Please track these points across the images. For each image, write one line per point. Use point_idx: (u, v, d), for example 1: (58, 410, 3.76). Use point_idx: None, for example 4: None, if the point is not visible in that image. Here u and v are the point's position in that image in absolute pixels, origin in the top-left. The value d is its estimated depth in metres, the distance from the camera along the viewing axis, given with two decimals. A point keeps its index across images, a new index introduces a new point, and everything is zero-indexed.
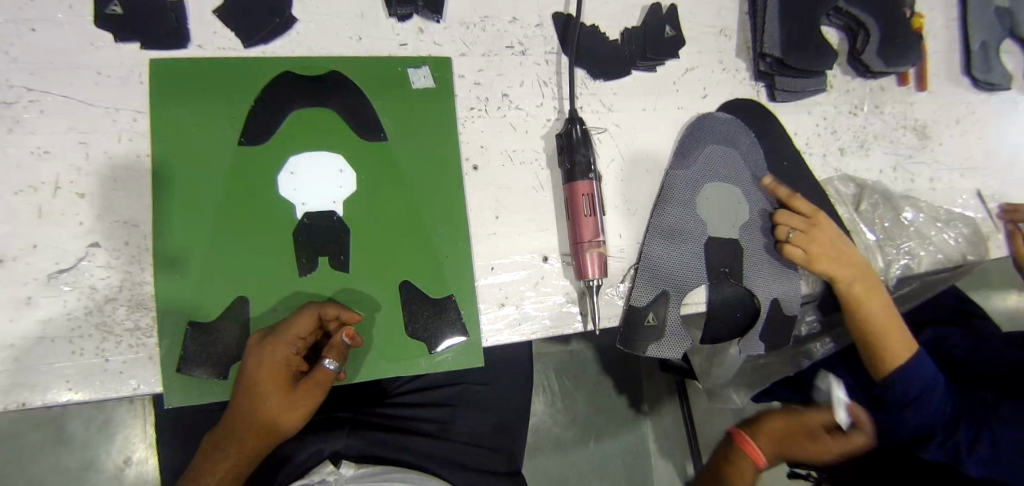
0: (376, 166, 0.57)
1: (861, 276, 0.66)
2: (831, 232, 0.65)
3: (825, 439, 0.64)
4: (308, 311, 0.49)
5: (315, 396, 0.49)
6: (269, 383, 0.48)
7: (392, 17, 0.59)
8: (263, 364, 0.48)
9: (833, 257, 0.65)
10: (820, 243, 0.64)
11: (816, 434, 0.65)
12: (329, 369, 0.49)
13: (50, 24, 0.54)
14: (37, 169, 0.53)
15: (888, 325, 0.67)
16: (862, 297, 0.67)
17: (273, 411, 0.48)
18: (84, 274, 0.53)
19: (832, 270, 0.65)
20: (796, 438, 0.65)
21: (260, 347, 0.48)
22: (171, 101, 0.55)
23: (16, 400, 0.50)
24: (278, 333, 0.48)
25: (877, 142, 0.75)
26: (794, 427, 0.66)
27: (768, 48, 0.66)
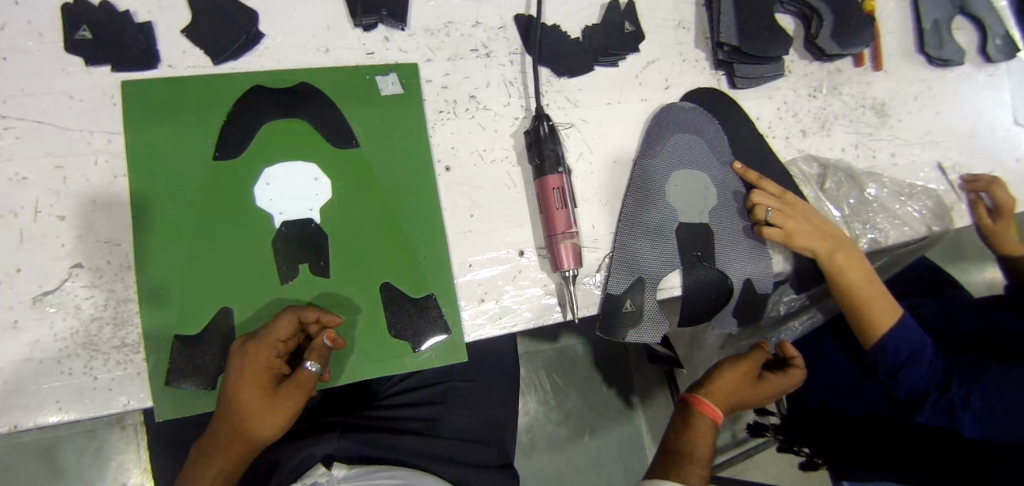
0: (350, 172, 0.58)
1: (838, 246, 0.69)
2: (802, 208, 0.68)
3: (772, 390, 0.69)
4: (289, 315, 0.51)
5: (297, 399, 0.50)
6: (251, 387, 0.49)
7: (357, 27, 0.61)
8: (245, 368, 0.49)
9: (809, 232, 0.67)
10: (794, 217, 0.67)
11: (765, 386, 0.69)
12: (310, 371, 0.50)
13: (21, 52, 0.56)
14: (16, 194, 0.54)
15: (871, 291, 0.69)
16: (844, 266, 0.68)
17: (255, 413, 0.49)
18: (68, 294, 0.54)
19: (809, 244, 0.67)
20: (751, 394, 0.67)
21: (241, 352, 0.49)
22: (144, 121, 0.56)
23: (7, 423, 0.50)
24: (259, 338, 0.50)
25: (838, 122, 0.77)
26: (744, 378, 0.68)
27: (725, 37, 0.69)
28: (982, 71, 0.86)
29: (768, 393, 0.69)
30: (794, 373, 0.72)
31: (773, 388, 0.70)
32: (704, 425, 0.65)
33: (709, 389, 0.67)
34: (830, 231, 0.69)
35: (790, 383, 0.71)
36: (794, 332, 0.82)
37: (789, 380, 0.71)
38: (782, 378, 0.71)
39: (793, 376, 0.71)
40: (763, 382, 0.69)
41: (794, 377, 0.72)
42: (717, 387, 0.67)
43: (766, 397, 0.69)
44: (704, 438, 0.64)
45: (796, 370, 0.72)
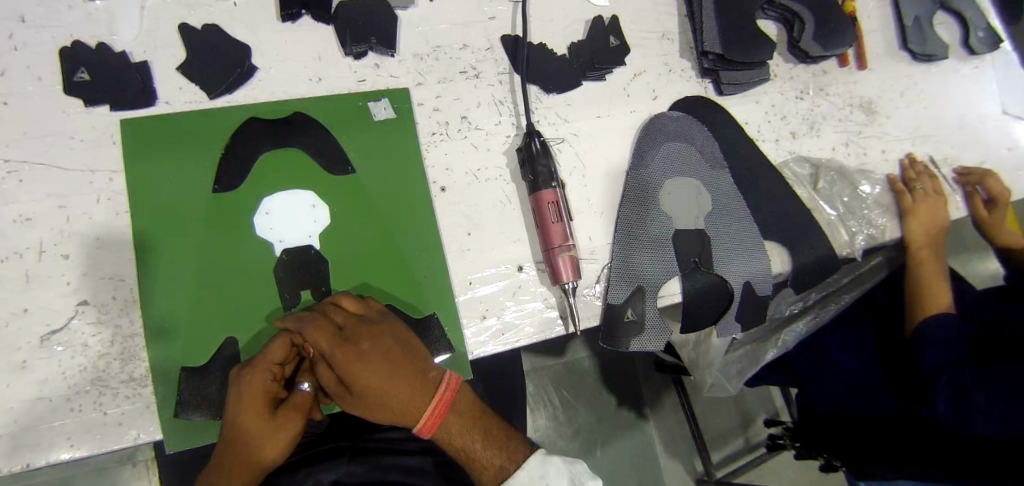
0: (348, 197, 0.59)
1: (935, 246, 0.78)
2: (936, 205, 0.77)
3: (357, 359, 0.49)
4: (283, 339, 0.51)
5: (297, 421, 0.50)
6: (251, 413, 0.49)
7: (348, 56, 0.63)
8: (243, 394, 0.49)
9: (927, 221, 0.77)
10: (924, 205, 0.77)
11: (356, 375, 0.49)
12: (307, 391, 0.52)
13: (22, 96, 0.58)
14: (21, 236, 0.55)
15: (934, 287, 0.78)
16: (922, 258, 0.78)
17: (257, 438, 0.49)
18: (75, 332, 0.54)
19: (917, 229, 0.77)
20: (379, 391, 0.49)
21: (238, 378, 0.50)
22: (143, 158, 0.57)
23: (18, 462, 0.51)
24: (254, 364, 0.50)
25: (826, 122, 0.78)
26: (376, 368, 0.49)
27: (709, 46, 0.70)
28: (967, 64, 0.87)
29: (378, 356, 0.50)
30: (322, 329, 0.50)
31: (354, 359, 0.49)
32: (451, 431, 0.51)
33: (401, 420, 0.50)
34: (943, 233, 0.78)
35: (361, 329, 0.51)
36: (797, 334, 0.80)
37: (360, 332, 0.50)
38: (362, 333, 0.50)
39: (315, 345, 0.49)
40: (350, 379, 0.49)
41: (340, 323, 0.51)
42: (392, 409, 0.49)
43: (382, 360, 0.50)
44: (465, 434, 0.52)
45: (317, 322, 0.50)
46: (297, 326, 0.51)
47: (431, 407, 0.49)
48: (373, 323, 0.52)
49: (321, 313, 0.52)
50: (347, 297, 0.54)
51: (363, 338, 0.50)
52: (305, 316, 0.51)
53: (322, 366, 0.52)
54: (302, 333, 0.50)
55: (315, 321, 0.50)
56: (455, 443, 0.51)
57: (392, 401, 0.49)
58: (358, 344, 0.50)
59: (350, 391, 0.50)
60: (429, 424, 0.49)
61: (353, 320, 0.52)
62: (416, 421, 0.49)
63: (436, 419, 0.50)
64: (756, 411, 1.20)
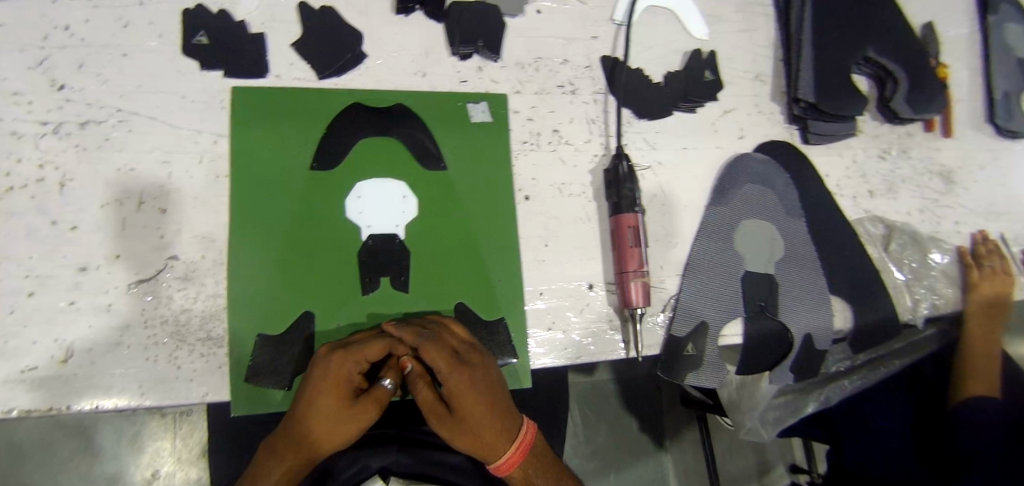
0: (436, 193, 0.61)
1: (990, 319, 0.76)
2: (1002, 286, 0.75)
3: (467, 385, 0.53)
4: (384, 341, 0.53)
5: (370, 414, 0.52)
6: (334, 399, 0.51)
7: (453, 56, 0.64)
8: (330, 378, 0.51)
9: (989, 302, 0.76)
10: (991, 284, 0.75)
11: (464, 400, 0.52)
12: (387, 387, 0.54)
13: (142, 51, 0.60)
14: (125, 185, 0.57)
15: (982, 369, 0.77)
16: (978, 339, 0.77)
17: (331, 421, 0.51)
18: (162, 284, 0.56)
19: (977, 308, 0.76)
20: (477, 421, 0.52)
21: (329, 362, 0.52)
22: (250, 127, 0.59)
23: (92, 401, 0.53)
24: (350, 351, 0.52)
25: (904, 185, 0.78)
26: (479, 401, 0.53)
27: (803, 94, 0.70)
28: None
29: (485, 388, 0.53)
30: (442, 351, 0.52)
31: (466, 385, 0.53)
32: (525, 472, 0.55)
33: (483, 451, 0.53)
34: (1005, 310, 0.75)
35: (473, 358, 0.54)
36: (841, 392, 0.80)
37: (473, 361, 0.54)
38: (473, 363, 0.54)
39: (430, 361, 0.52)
40: (456, 402, 0.53)
41: (455, 347, 0.54)
42: (481, 440, 0.53)
43: (487, 392, 0.53)
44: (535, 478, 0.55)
45: (438, 343, 0.53)
46: (418, 343, 0.53)
47: (515, 446, 0.54)
48: (481, 353, 0.55)
49: (438, 333, 0.54)
50: (456, 323, 0.57)
51: (474, 367, 0.54)
52: (427, 333, 0.54)
53: (422, 384, 0.54)
54: (420, 349, 0.52)
55: (436, 342, 0.53)
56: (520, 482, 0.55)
57: (483, 434, 0.53)
58: (471, 371, 0.53)
59: (450, 412, 0.53)
60: (510, 461, 0.53)
61: (466, 347, 0.55)
62: (498, 457, 0.53)
63: (516, 459, 0.54)
64: (775, 461, 1.12)
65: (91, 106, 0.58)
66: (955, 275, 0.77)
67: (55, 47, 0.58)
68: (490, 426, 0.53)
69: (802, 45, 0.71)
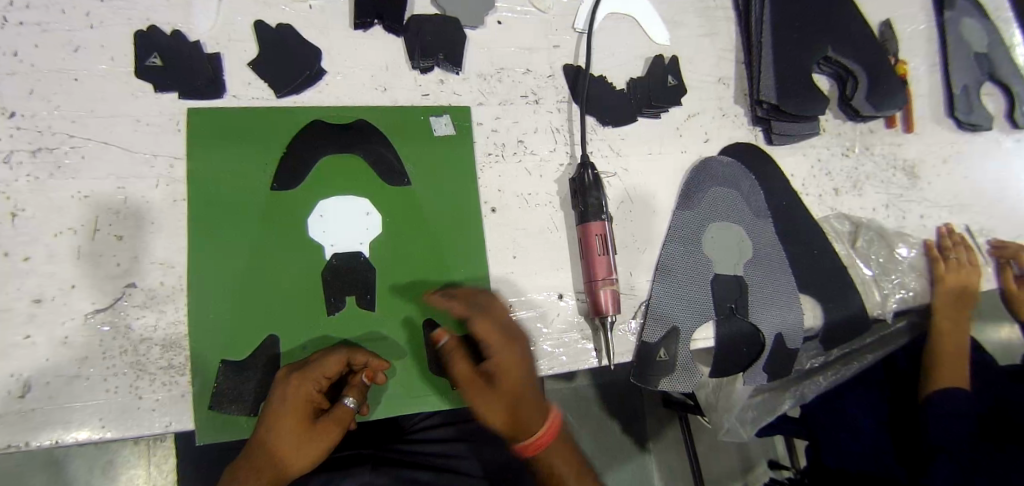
0: (401, 209, 0.60)
1: (957, 311, 0.77)
2: (966, 278, 0.76)
3: (514, 357, 0.53)
4: (337, 355, 0.53)
5: (333, 434, 0.52)
6: (293, 422, 0.51)
7: (415, 69, 0.64)
8: (288, 400, 0.51)
9: (954, 294, 0.77)
10: (954, 276, 0.77)
11: (506, 373, 0.53)
12: (348, 407, 0.52)
13: (94, 75, 0.58)
14: (79, 213, 0.56)
15: (952, 360, 0.78)
16: (944, 330, 0.78)
17: (292, 445, 0.51)
18: (119, 313, 0.55)
19: (943, 301, 0.77)
20: (518, 394, 0.53)
21: (287, 383, 0.51)
22: (206, 149, 0.58)
23: (49, 437, 0.51)
24: (307, 370, 0.52)
25: (869, 182, 0.79)
26: (520, 375, 0.53)
27: (765, 95, 0.71)
28: (1010, 137, 0.88)
29: (527, 362, 0.54)
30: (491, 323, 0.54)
31: (511, 357, 0.53)
32: (551, 458, 0.54)
33: (516, 428, 0.53)
34: (970, 301, 0.77)
35: (516, 334, 0.55)
36: (819, 387, 0.80)
37: (519, 336, 0.55)
38: (518, 338, 0.55)
39: (483, 329, 0.53)
40: (499, 375, 0.53)
41: (503, 321, 0.55)
42: (518, 415, 0.52)
43: (526, 367, 0.54)
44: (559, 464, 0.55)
45: (490, 314, 0.55)
46: (469, 313, 0.55)
47: (545, 427, 0.53)
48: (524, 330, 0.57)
49: (484, 307, 0.56)
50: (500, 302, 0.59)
51: (521, 342, 0.55)
52: (477, 307, 0.55)
53: (456, 356, 0.53)
54: (474, 317, 0.54)
55: (485, 314, 0.55)
56: (546, 468, 0.55)
57: (519, 408, 0.52)
58: (515, 346, 0.54)
59: (490, 387, 0.53)
60: (540, 442, 0.53)
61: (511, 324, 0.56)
62: (529, 436, 0.53)
63: (543, 440, 0.53)
64: (757, 457, 1.12)
65: (42, 133, 0.56)
66: (919, 270, 0.79)
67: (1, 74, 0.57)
68: (526, 401, 0.53)
69: (762, 48, 0.72)
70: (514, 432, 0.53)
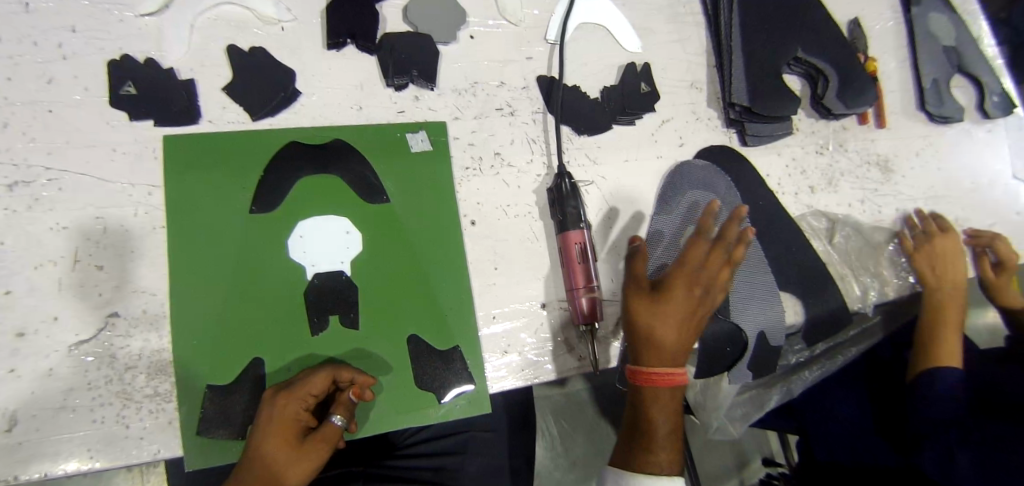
0: (381, 227, 0.61)
1: (946, 283, 0.77)
2: (951, 246, 0.78)
3: (692, 289, 0.57)
4: (323, 373, 0.53)
5: (321, 452, 0.52)
6: (281, 440, 0.51)
7: (389, 87, 0.64)
8: (276, 420, 0.51)
9: (941, 262, 0.77)
10: (935, 247, 0.77)
11: (673, 291, 0.57)
12: (335, 424, 0.53)
13: (68, 105, 0.59)
14: (59, 244, 0.56)
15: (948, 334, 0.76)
16: (942, 301, 0.77)
17: (279, 464, 0.50)
18: (103, 343, 0.55)
19: (927, 271, 0.77)
20: (670, 315, 0.56)
21: (273, 403, 0.51)
22: (184, 175, 0.59)
23: (38, 470, 0.51)
24: (293, 388, 0.52)
25: (844, 179, 0.80)
26: (686, 309, 0.57)
27: (737, 98, 0.72)
28: (981, 127, 0.90)
29: (698, 297, 0.57)
30: (697, 256, 0.59)
31: (688, 287, 0.57)
32: (658, 394, 0.58)
33: (647, 342, 0.56)
34: (954, 271, 0.77)
35: (707, 278, 0.58)
36: (806, 381, 0.82)
37: (712, 280, 0.58)
38: (709, 280, 0.58)
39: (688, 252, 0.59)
40: (665, 290, 0.57)
41: (706, 261, 0.59)
42: (655, 333, 0.56)
43: (693, 302, 0.57)
44: (660, 402, 0.58)
45: (698, 244, 0.59)
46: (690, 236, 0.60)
47: (665, 368, 0.57)
48: (726, 276, 0.59)
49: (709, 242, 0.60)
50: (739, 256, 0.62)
51: (708, 285, 0.58)
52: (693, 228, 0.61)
53: (636, 258, 0.58)
54: (693, 241, 0.60)
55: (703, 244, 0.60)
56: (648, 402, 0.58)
57: (662, 333, 0.56)
58: (697, 281, 0.58)
59: (651, 294, 0.57)
60: (654, 376, 0.57)
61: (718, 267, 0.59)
62: (651, 361, 0.57)
63: (654, 375, 0.57)
64: (751, 453, 1.14)
65: (18, 166, 0.57)
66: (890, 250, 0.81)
67: None
68: (672, 331, 0.56)
69: (732, 51, 0.73)
70: (643, 342, 0.57)
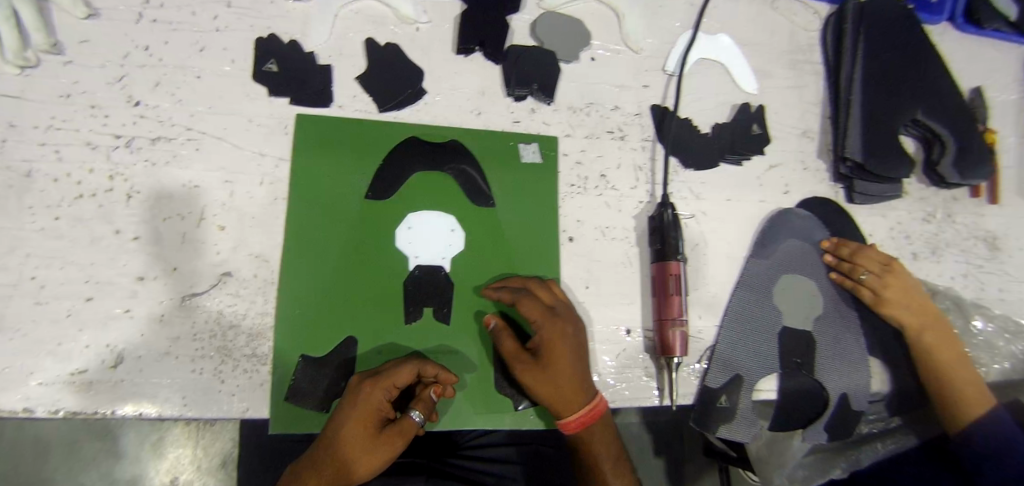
0: (485, 229, 0.63)
1: (930, 324, 0.68)
2: (904, 279, 0.68)
3: (560, 336, 0.57)
4: (409, 366, 0.55)
5: (397, 445, 0.53)
6: (357, 430, 0.52)
7: (508, 96, 0.66)
8: (359, 408, 0.53)
9: (905, 304, 0.68)
10: (890, 287, 0.67)
11: (554, 350, 0.56)
12: (414, 420, 0.54)
13: (215, 74, 0.63)
14: (187, 200, 0.60)
15: (959, 376, 0.68)
16: (934, 346, 0.68)
17: (356, 450, 0.52)
18: (214, 298, 0.58)
19: (902, 317, 0.68)
20: (561, 372, 0.56)
21: (358, 391, 0.53)
22: (310, 153, 0.62)
23: (135, 408, 0.54)
24: (379, 379, 0.54)
25: (948, 250, 0.77)
26: (566, 356, 0.57)
27: (850, 153, 0.70)
28: None
29: (573, 342, 0.58)
30: (537, 304, 0.58)
31: (558, 336, 0.57)
32: (590, 436, 0.58)
33: (558, 408, 0.56)
34: (921, 305, 0.68)
35: (566, 314, 0.59)
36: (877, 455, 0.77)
37: (566, 317, 0.59)
38: (568, 320, 0.58)
39: (527, 310, 0.57)
40: (546, 350, 0.57)
41: (548, 303, 0.59)
42: (559, 396, 0.56)
43: (574, 344, 0.58)
44: (595, 441, 0.58)
45: (530, 299, 0.58)
46: (514, 297, 0.59)
47: (587, 407, 0.57)
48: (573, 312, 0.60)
49: (532, 290, 0.60)
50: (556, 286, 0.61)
51: (567, 320, 0.58)
52: (523, 290, 0.60)
53: (505, 336, 0.57)
54: (517, 302, 0.58)
55: (530, 296, 0.59)
56: (584, 443, 0.58)
57: (559, 387, 0.56)
58: (563, 324, 0.58)
59: (538, 360, 0.56)
60: (580, 421, 0.57)
61: (560, 305, 0.60)
62: (570, 413, 0.56)
63: (584, 420, 0.57)
64: None
65: (162, 124, 0.61)
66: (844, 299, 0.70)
67: (134, 65, 0.61)
68: (566, 382, 0.56)
69: (851, 105, 0.72)
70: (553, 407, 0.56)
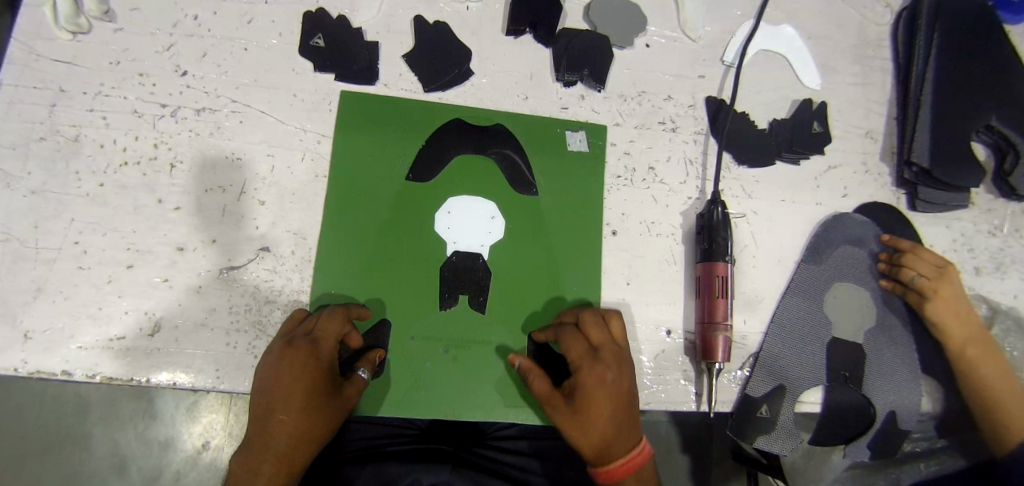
0: (526, 217, 0.61)
1: (976, 337, 0.63)
2: (956, 286, 0.63)
3: (599, 381, 0.53)
4: (337, 314, 0.54)
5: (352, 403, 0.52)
6: (309, 396, 0.50)
7: (557, 82, 0.64)
8: (302, 373, 0.50)
9: (954, 312, 0.63)
10: (942, 293, 0.62)
11: (591, 397, 0.53)
12: (364, 377, 0.53)
13: (262, 47, 0.62)
14: (229, 173, 0.59)
15: (1004, 394, 0.62)
16: (976, 361, 0.63)
17: (311, 415, 0.50)
18: (251, 272, 0.58)
19: (947, 326, 0.63)
20: (596, 417, 0.52)
21: (296, 356, 0.51)
22: (354, 132, 0.61)
23: (170, 377, 0.55)
24: (316, 336, 0.52)
25: (1015, 266, 0.72)
26: (606, 399, 0.53)
27: (917, 157, 0.66)
28: None
29: (615, 386, 0.53)
30: (579, 342, 0.55)
31: (600, 379, 0.53)
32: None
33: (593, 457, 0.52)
34: (969, 315, 0.63)
35: (610, 357, 0.55)
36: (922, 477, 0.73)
37: (610, 359, 0.54)
38: (610, 358, 0.54)
39: (567, 346, 0.55)
40: (581, 395, 0.53)
41: (593, 341, 0.55)
42: (593, 443, 0.52)
43: (614, 389, 0.53)
44: None
45: (574, 336, 0.56)
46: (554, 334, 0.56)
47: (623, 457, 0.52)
48: (616, 345, 0.56)
49: (575, 325, 0.57)
50: (593, 316, 0.57)
51: (609, 360, 0.54)
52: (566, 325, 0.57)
53: (534, 376, 0.54)
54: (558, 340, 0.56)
55: (574, 335, 0.56)
56: None
57: (593, 434, 0.52)
58: (604, 367, 0.54)
59: (571, 404, 0.53)
60: (619, 469, 0.52)
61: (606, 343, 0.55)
62: (608, 463, 0.52)
63: (619, 472, 0.52)
64: None
65: (208, 95, 0.60)
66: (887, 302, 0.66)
67: (182, 35, 0.61)
68: (602, 427, 0.52)
69: (919, 107, 0.67)
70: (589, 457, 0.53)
